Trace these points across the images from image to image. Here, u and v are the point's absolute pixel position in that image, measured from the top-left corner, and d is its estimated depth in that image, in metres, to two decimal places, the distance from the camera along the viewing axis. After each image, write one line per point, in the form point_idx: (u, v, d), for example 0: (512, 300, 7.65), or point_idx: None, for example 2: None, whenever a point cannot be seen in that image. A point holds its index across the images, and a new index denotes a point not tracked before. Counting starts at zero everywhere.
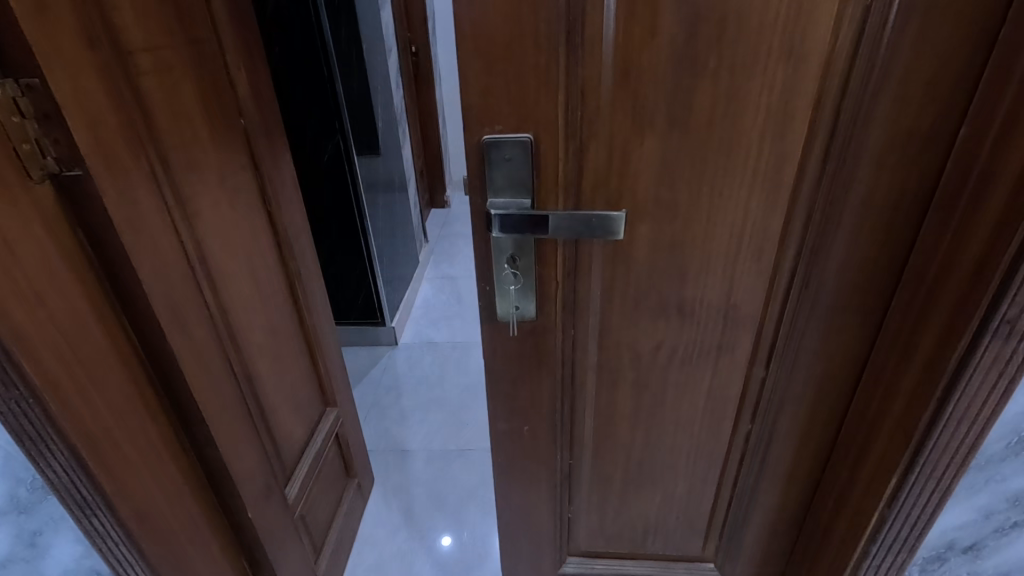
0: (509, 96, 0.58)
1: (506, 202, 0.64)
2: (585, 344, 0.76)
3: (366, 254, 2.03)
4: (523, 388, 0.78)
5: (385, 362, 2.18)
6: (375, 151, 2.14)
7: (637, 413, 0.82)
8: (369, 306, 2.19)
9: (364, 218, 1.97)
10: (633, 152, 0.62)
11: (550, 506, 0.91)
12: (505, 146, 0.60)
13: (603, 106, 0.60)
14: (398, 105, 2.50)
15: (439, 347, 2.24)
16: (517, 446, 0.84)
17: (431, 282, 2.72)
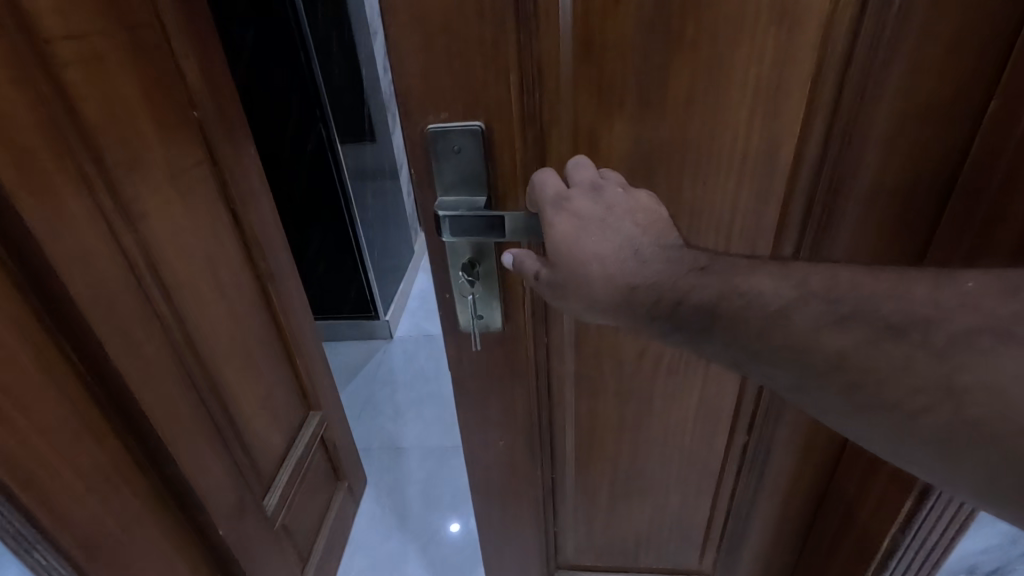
0: (453, 79, 0.51)
1: (457, 200, 0.56)
2: (561, 353, 0.69)
3: (356, 247, 1.97)
4: (494, 402, 0.72)
5: (380, 357, 2.13)
6: (364, 138, 2.06)
7: (621, 424, 0.75)
8: (362, 299, 2.15)
9: (352, 210, 1.91)
10: (602, 143, 0.55)
11: (533, 522, 0.86)
12: (452, 136, 0.53)
13: (564, 90, 0.53)
14: (388, 89, 2.41)
15: (435, 340, 2.18)
16: (493, 462, 0.78)
17: (427, 273, 2.66)
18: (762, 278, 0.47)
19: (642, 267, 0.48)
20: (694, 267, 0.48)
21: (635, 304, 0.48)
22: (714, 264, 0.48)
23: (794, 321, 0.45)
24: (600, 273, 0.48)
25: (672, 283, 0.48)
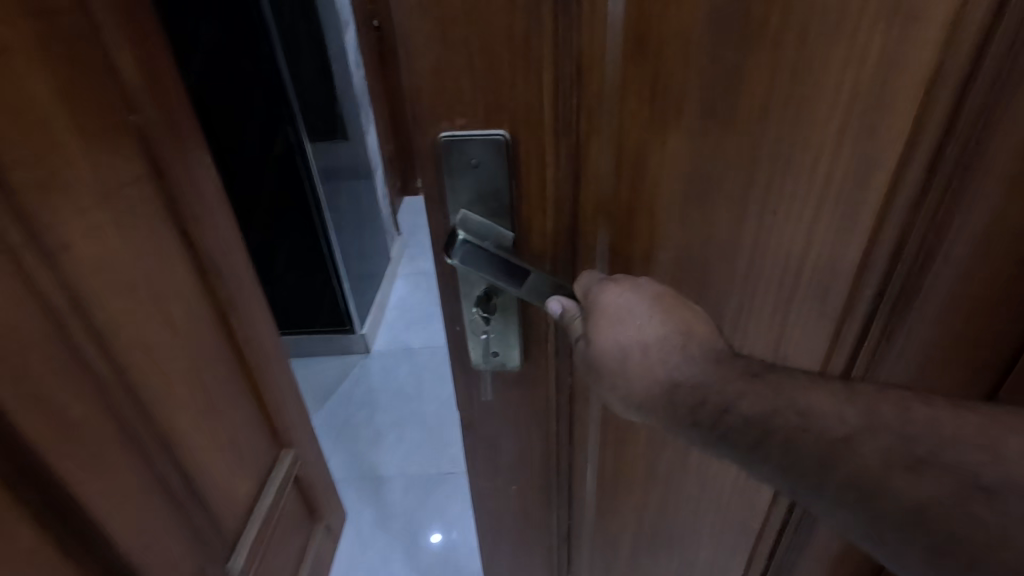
0: (474, 77, 0.43)
1: (478, 222, 0.49)
2: (584, 401, 0.59)
3: (330, 258, 1.83)
4: (505, 451, 0.63)
5: (358, 373, 2.00)
6: (336, 139, 1.92)
7: (648, 474, 0.66)
8: (336, 312, 2.00)
9: (326, 219, 1.77)
10: (649, 161, 0.49)
11: (544, 571, 0.78)
12: (471, 147, 0.46)
13: (609, 99, 0.45)
14: (360, 86, 2.27)
15: (416, 353, 2.06)
16: (501, 512, 0.70)
17: (406, 280, 2.54)
18: (817, 396, 0.45)
19: (685, 370, 0.48)
20: (745, 373, 0.47)
21: (678, 408, 0.48)
22: (767, 371, 0.47)
23: (860, 453, 0.42)
24: (641, 379, 0.49)
25: (717, 390, 0.47)
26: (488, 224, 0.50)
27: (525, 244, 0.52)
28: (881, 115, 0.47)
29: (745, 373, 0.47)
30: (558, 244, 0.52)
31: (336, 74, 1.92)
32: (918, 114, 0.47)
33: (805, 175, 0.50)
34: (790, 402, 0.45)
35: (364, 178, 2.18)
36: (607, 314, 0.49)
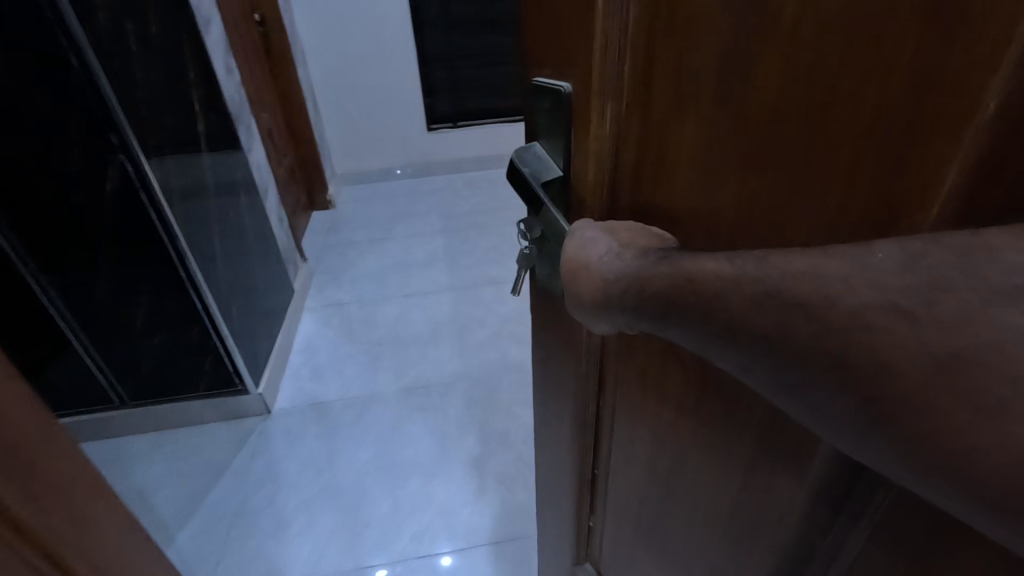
0: (556, 32, 0.48)
1: (536, 158, 0.56)
2: (611, 351, 0.63)
3: (200, 309, 1.54)
4: (560, 347, 0.70)
5: (256, 443, 1.69)
6: (199, 151, 1.55)
7: (649, 377, 0.58)
8: (221, 373, 1.67)
9: (183, 245, 1.44)
10: (673, 132, 0.42)
11: (574, 502, 0.86)
12: (546, 92, 0.51)
13: (654, 64, 0.41)
14: (238, 95, 1.91)
15: (328, 409, 1.78)
16: (555, 426, 0.81)
17: (316, 315, 2.22)
18: (713, 259, 0.36)
19: (616, 262, 0.44)
20: (658, 258, 0.41)
21: (611, 299, 0.44)
22: (681, 255, 0.40)
23: (729, 303, 0.34)
24: (582, 272, 0.46)
25: (635, 275, 0.42)
26: (546, 159, 0.55)
27: (580, 190, 0.53)
28: (913, 152, 0.28)
29: (654, 257, 0.41)
30: (599, 198, 0.51)
31: (194, 80, 1.57)
32: (971, 178, 0.26)
33: (802, 203, 0.34)
34: (686, 273, 0.37)
35: (245, 194, 1.83)
36: (569, 240, 0.49)
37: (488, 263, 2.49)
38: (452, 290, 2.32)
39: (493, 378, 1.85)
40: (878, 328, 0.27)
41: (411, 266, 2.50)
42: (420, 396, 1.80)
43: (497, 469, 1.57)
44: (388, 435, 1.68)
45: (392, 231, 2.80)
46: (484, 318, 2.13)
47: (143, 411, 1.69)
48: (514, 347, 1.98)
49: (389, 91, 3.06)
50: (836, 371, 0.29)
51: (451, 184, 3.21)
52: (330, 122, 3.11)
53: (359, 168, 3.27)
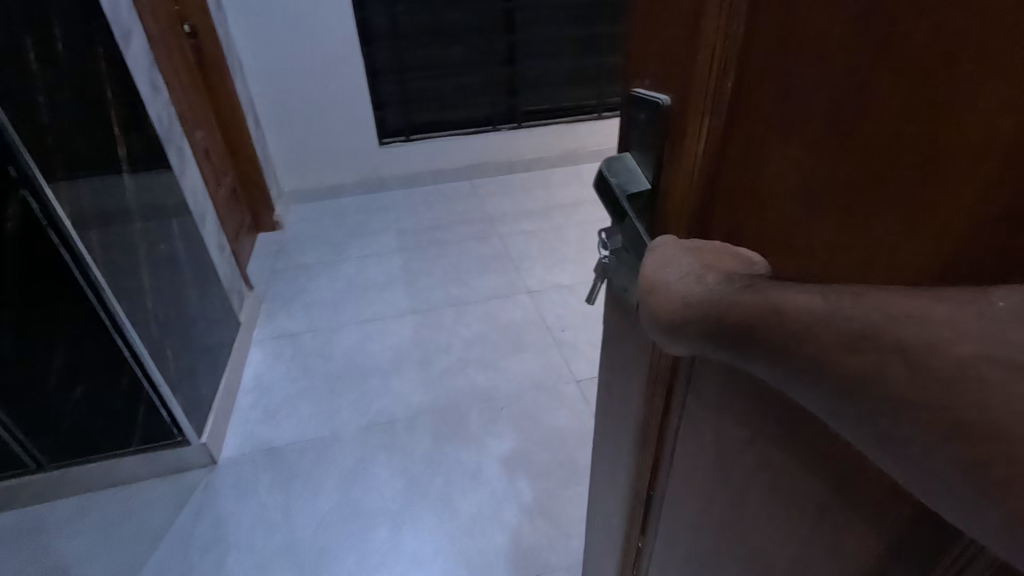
0: (657, 40, 0.43)
1: (628, 167, 0.49)
2: (682, 381, 0.56)
3: (128, 356, 1.37)
4: (630, 365, 0.64)
5: (200, 501, 1.52)
6: (119, 173, 1.38)
7: (715, 411, 0.52)
8: (156, 425, 1.50)
9: (99, 275, 1.27)
10: (766, 152, 0.37)
11: (624, 516, 0.80)
12: (643, 102, 0.45)
13: (744, 80, 0.37)
14: (166, 113, 1.74)
15: (281, 455, 1.64)
16: (615, 441, 0.76)
17: (265, 348, 2.06)
18: (799, 294, 0.32)
19: (696, 287, 0.38)
20: (744, 287, 0.36)
21: (693, 331, 0.38)
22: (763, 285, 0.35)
23: (821, 341, 0.30)
24: (661, 300, 0.40)
25: (721, 305, 0.36)
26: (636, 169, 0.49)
27: (664, 209, 0.48)
28: None
29: (740, 285, 0.36)
30: (687, 219, 0.45)
31: (113, 98, 1.40)
32: None
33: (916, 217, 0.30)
34: (771, 301, 0.33)
35: (178, 220, 1.66)
36: (648, 254, 0.44)
37: (450, 283, 2.39)
38: (413, 313, 2.21)
39: (462, 409, 1.76)
40: (997, 386, 0.23)
41: (368, 290, 2.37)
42: (382, 434, 1.69)
43: (471, 510, 1.48)
44: (350, 480, 1.56)
45: (346, 252, 2.65)
46: (448, 344, 2.03)
47: (67, 471, 1.50)
48: (483, 373, 1.89)
49: (337, 104, 2.91)
50: (937, 429, 0.25)
51: (407, 200, 3.09)
52: (274, 138, 2.94)
53: (308, 185, 3.09)
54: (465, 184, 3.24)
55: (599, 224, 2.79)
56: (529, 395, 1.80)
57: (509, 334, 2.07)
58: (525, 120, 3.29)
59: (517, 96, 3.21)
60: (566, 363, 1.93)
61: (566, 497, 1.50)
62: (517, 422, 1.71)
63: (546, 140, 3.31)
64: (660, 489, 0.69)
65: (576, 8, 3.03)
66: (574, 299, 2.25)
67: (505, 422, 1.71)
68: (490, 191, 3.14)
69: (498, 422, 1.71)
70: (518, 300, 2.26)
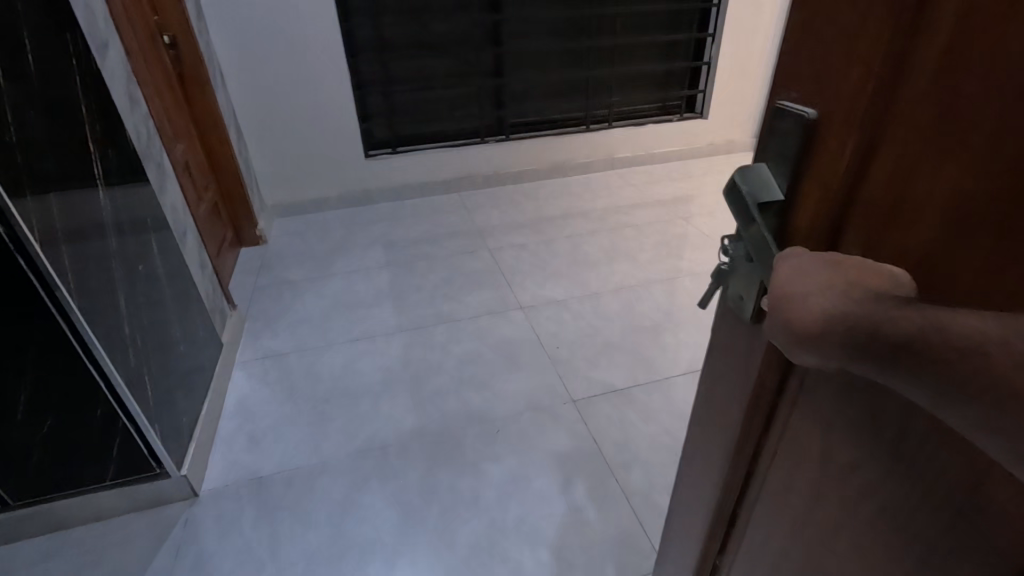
0: (811, 49, 0.40)
1: (761, 176, 0.45)
2: (787, 402, 0.53)
3: (103, 386, 1.29)
4: (726, 380, 0.60)
5: (179, 540, 1.43)
6: (94, 187, 1.31)
7: (816, 431, 0.50)
8: (133, 458, 1.42)
9: (69, 297, 1.18)
10: (923, 174, 0.35)
11: (701, 530, 0.76)
12: (787, 116, 0.42)
13: (902, 92, 0.35)
14: (145, 128, 1.67)
15: (267, 485, 1.56)
16: (695, 454, 0.72)
17: (248, 371, 1.97)
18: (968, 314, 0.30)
19: (837, 299, 0.35)
20: (900, 302, 0.34)
21: (832, 342, 0.35)
22: (919, 304, 0.33)
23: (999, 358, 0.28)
24: (791, 313, 0.37)
25: (871, 316, 0.33)
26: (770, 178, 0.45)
27: (792, 226, 0.45)
28: None
29: (894, 303, 0.33)
30: (816, 234, 0.43)
31: (88, 113, 1.33)
32: None
33: None
34: (938, 320, 0.31)
35: (156, 239, 1.58)
36: (776, 264, 0.40)
37: (441, 298, 2.33)
38: (404, 331, 2.15)
39: (457, 433, 1.70)
40: None
41: (356, 307, 2.30)
42: (374, 460, 1.62)
43: (469, 541, 1.42)
44: (341, 510, 1.49)
45: (332, 268, 2.58)
46: (440, 363, 1.98)
47: (36, 509, 1.41)
48: (477, 394, 1.84)
49: (322, 116, 2.85)
50: None
51: (394, 213, 3.03)
52: (257, 150, 2.86)
53: (291, 198, 3.01)
54: (453, 197, 3.20)
55: (589, 237, 2.76)
56: (525, 417, 1.76)
57: (503, 352, 2.03)
58: (513, 133, 3.29)
59: (504, 108, 3.19)
60: (563, 382, 1.89)
61: (567, 524, 1.45)
62: (515, 446, 1.66)
63: (536, 152, 3.29)
64: (748, 508, 0.65)
65: (563, 21, 3.03)
66: (567, 315, 2.22)
67: (502, 446, 1.66)
68: (480, 204, 3.11)
69: (494, 446, 1.66)
70: (511, 316, 2.21)
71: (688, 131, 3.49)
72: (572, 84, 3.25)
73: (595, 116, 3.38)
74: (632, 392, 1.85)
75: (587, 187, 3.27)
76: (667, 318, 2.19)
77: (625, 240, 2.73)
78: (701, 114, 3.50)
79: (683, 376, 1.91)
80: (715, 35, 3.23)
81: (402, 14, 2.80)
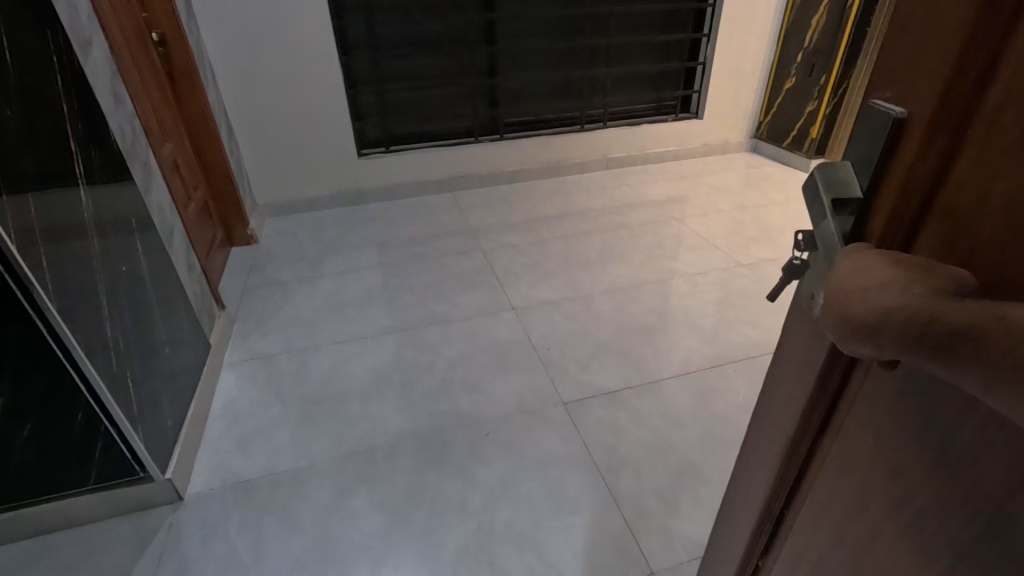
0: (907, 46, 0.38)
1: (843, 173, 0.44)
2: (846, 404, 0.51)
3: (85, 391, 1.27)
4: (784, 378, 0.58)
5: (162, 545, 1.41)
6: (75, 187, 1.29)
7: (866, 431, 0.48)
8: (116, 462, 1.40)
9: (46, 298, 1.16)
10: (1004, 180, 0.33)
11: (745, 530, 0.73)
12: (875, 115, 0.41)
13: (994, 90, 0.33)
14: (130, 127, 1.65)
15: (254, 488, 1.55)
16: (751, 455, 0.69)
17: (237, 372, 1.96)
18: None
19: (889, 293, 0.35)
20: (955, 296, 0.33)
21: (882, 335, 0.35)
22: (979, 304, 0.32)
23: None
24: (845, 306, 0.37)
25: (922, 306, 0.33)
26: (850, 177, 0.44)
27: (868, 228, 0.43)
28: None
29: (951, 298, 0.33)
30: (890, 238, 0.41)
31: (68, 111, 1.31)
32: None
33: None
34: (998, 312, 0.31)
35: (141, 238, 1.56)
36: (839, 259, 0.40)
37: (432, 299, 2.32)
38: (395, 332, 2.13)
39: (445, 436, 1.69)
40: None
41: (347, 307, 2.28)
42: (363, 463, 1.61)
43: (455, 546, 1.40)
44: (327, 515, 1.48)
45: (323, 267, 2.56)
46: (431, 364, 1.97)
47: (17, 513, 1.39)
48: (466, 396, 1.83)
49: (314, 115, 2.83)
50: None
51: (387, 212, 3.02)
52: (249, 149, 2.83)
53: (283, 198, 2.99)
54: (447, 196, 3.19)
55: (583, 237, 2.75)
56: (514, 420, 1.74)
57: (494, 353, 2.01)
58: (507, 132, 3.27)
59: (498, 108, 3.17)
60: (553, 384, 1.87)
61: (554, 529, 1.44)
62: (504, 450, 1.65)
63: (531, 151, 3.27)
64: (794, 511, 0.62)
65: (557, 21, 3.02)
66: (560, 315, 2.21)
67: (490, 450, 1.64)
68: (473, 204, 3.10)
69: (482, 449, 1.65)
70: (503, 317, 2.20)
71: (684, 131, 3.48)
72: (567, 84, 3.24)
73: (590, 115, 3.37)
74: (623, 394, 1.83)
75: (582, 186, 3.25)
76: (659, 319, 2.19)
77: (620, 240, 2.72)
78: (697, 114, 3.50)
79: (674, 378, 1.90)
80: (710, 36, 3.23)
81: (396, 13, 2.78)
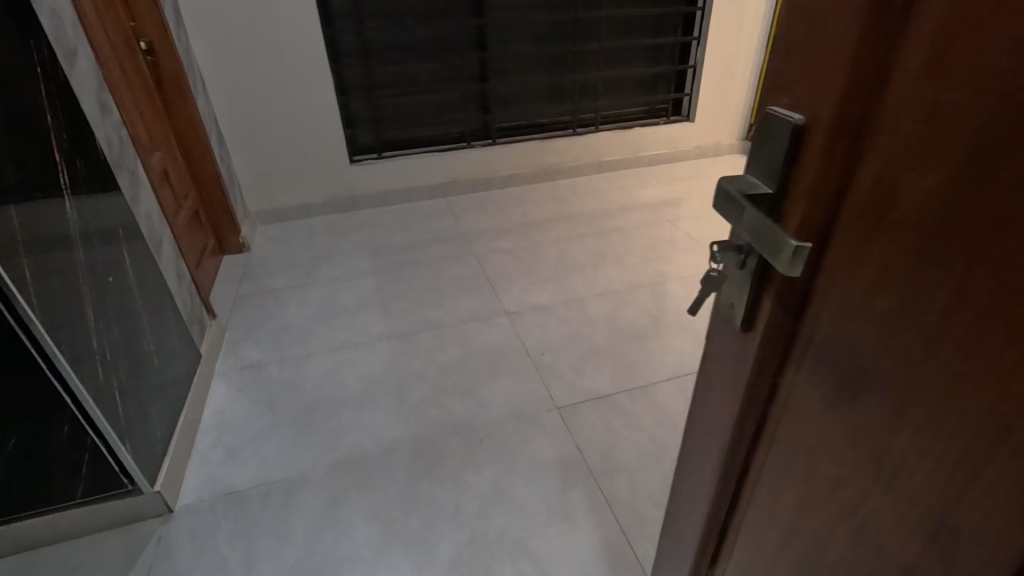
0: (799, 55, 0.41)
1: (748, 182, 0.46)
2: (784, 394, 0.54)
3: (71, 405, 1.26)
4: (721, 378, 0.60)
5: (151, 558, 1.39)
6: (60, 198, 1.27)
7: (811, 416, 0.51)
8: (104, 476, 1.39)
9: (30, 309, 1.14)
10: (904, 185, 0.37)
11: (699, 529, 0.74)
12: (773, 123, 0.43)
13: (885, 98, 0.36)
14: (116, 135, 1.63)
15: (245, 500, 1.53)
16: (696, 454, 0.71)
17: (227, 381, 1.94)
18: None
19: None
20: None
21: None
22: None
23: None
24: None
25: None
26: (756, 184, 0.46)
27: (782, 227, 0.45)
28: None
29: None
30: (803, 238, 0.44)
31: (52, 123, 1.29)
32: None
33: None
34: None
35: (127, 248, 1.54)
36: None
37: (426, 305, 2.31)
38: (387, 339, 2.12)
39: (438, 444, 1.68)
40: None
41: (339, 315, 2.27)
42: (354, 473, 1.60)
43: (448, 557, 1.38)
44: (318, 529, 1.45)
45: (315, 275, 2.55)
46: (425, 370, 1.96)
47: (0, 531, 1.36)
48: (460, 403, 1.82)
49: (304, 122, 2.82)
50: None
51: (379, 218, 3.01)
52: (238, 156, 2.82)
53: (274, 205, 2.98)
54: (440, 202, 3.18)
55: (576, 241, 2.76)
56: (508, 426, 1.73)
57: (487, 357, 2.01)
58: (499, 137, 3.28)
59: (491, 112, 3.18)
60: (546, 389, 1.87)
61: (549, 536, 1.42)
62: (497, 457, 1.63)
63: (522, 156, 3.28)
64: (745, 502, 0.65)
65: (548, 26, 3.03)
66: (553, 319, 2.20)
67: (482, 457, 1.63)
68: (466, 209, 3.10)
69: (475, 455, 1.64)
70: (496, 321, 2.20)
71: (675, 134, 3.50)
72: (558, 88, 3.25)
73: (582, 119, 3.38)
74: (617, 399, 1.83)
75: (574, 190, 3.26)
76: (652, 322, 2.19)
77: (612, 244, 2.72)
78: (688, 117, 3.51)
79: (668, 380, 1.90)
80: (699, 38, 3.24)
81: (386, 20, 2.79)
